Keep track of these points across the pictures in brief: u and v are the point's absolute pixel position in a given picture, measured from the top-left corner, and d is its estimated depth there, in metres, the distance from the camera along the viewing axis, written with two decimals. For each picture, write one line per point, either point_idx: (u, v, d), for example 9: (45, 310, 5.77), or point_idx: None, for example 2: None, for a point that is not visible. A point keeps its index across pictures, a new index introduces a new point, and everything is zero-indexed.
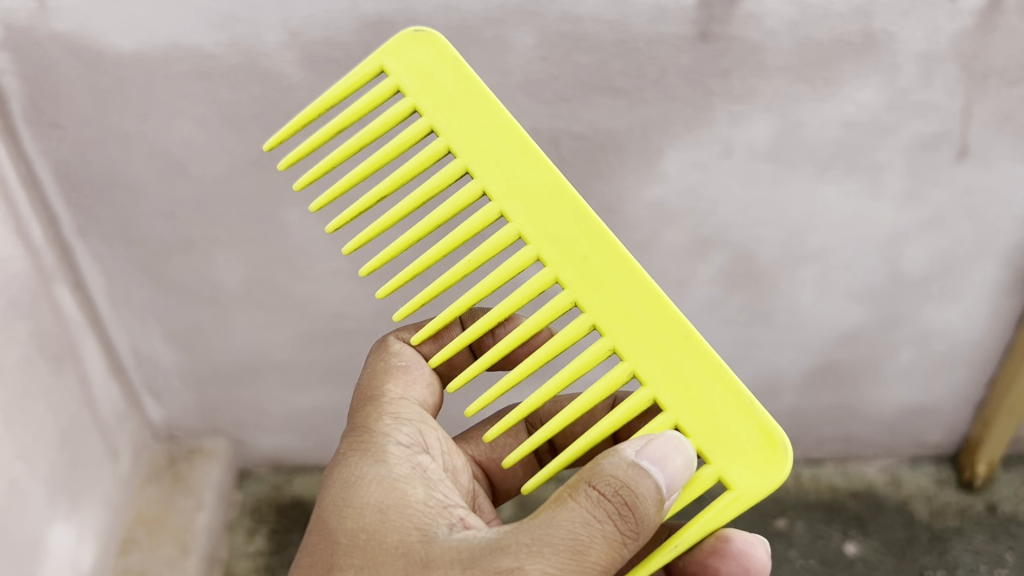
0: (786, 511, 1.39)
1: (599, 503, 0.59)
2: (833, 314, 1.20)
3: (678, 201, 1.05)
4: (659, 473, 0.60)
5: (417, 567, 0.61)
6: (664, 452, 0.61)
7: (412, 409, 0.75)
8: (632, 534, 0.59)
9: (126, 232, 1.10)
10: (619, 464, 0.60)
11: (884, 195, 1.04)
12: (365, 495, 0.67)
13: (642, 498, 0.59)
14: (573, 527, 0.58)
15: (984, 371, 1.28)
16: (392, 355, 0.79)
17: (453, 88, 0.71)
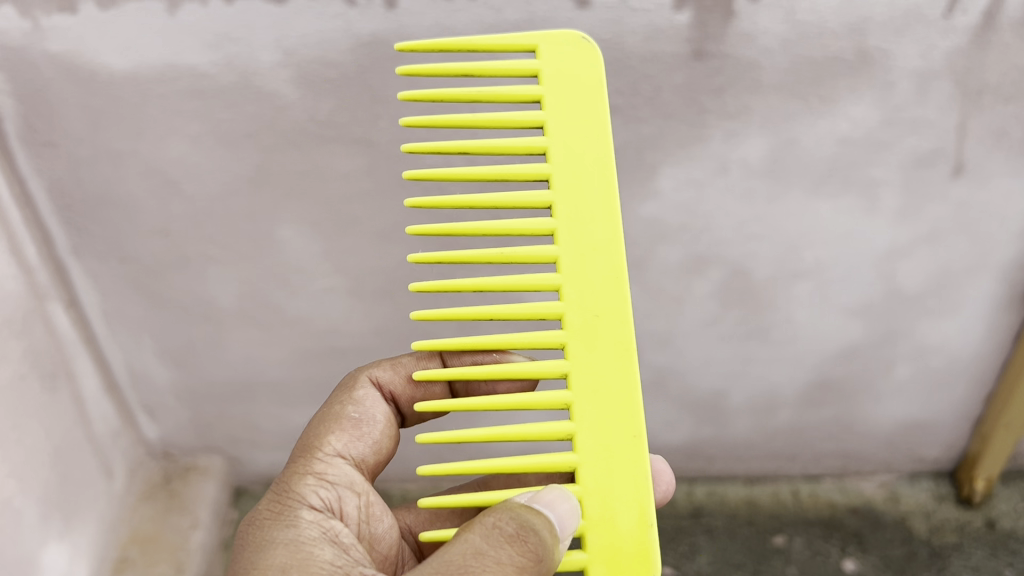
0: (784, 527, 1.39)
1: (497, 540, 0.61)
2: (830, 329, 1.19)
3: (672, 218, 1.05)
4: (549, 512, 0.63)
5: None
6: (553, 498, 0.64)
7: (341, 472, 0.76)
8: (527, 563, 0.61)
9: (120, 250, 1.09)
10: (510, 505, 0.64)
11: (880, 211, 1.04)
12: (270, 556, 0.67)
13: (531, 528, 0.61)
14: (464, 556, 0.60)
15: (981, 385, 1.28)
16: (350, 404, 0.81)
17: (587, 107, 0.71)
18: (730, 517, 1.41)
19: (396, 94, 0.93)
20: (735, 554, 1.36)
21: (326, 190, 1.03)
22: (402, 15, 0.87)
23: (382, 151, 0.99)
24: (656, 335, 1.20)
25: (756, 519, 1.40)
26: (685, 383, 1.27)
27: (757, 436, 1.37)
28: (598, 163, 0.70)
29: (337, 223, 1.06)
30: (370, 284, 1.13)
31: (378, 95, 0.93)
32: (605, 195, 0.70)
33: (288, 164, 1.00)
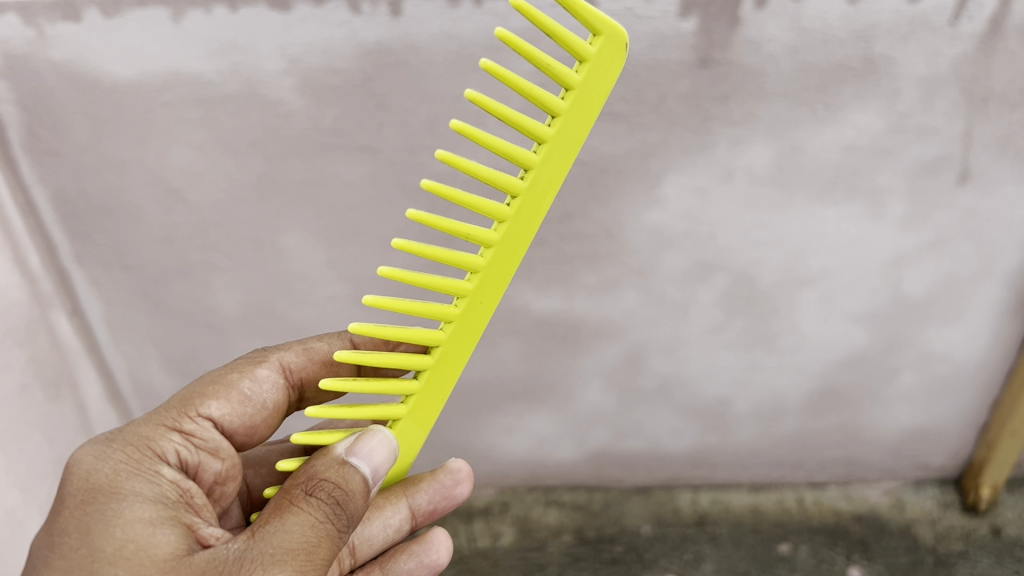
0: (789, 535, 1.39)
1: (317, 504, 0.66)
2: (836, 336, 1.19)
3: (678, 225, 1.05)
4: (365, 465, 0.70)
5: None
6: (371, 449, 0.71)
7: (210, 437, 0.76)
8: (344, 526, 0.67)
9: (124, 258, 1.09)
10: (330, 466, 0.69)
11: (885, 218, 1.04)
12: (134, 507, 0.64)
13: (350, 490, 0.68)
14: (302, 529, 0.63)
15: (987, 392, 1.28)
16: (247, 380, 0.81)
17: (582, 127, 0.68)
18: (734, 525, 1.41)
19: (401, 102, 0.93)
20: (739, 562, 1.36)
21: (331, 199, 1.02)
22: (407, 23, 0.87)
23: (387, 159, 0.98)
24: (661, 342, 1.20)
25: (761, 527, 1.40)
26: (690, 390, 1.27)
27: (762, 443, 1.37)
28: (551, 190, 0.70)
29: (342, 232, 1.06)
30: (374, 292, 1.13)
31: (383, 103, 0.93)
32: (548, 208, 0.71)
33: (293, 172, 1.00)
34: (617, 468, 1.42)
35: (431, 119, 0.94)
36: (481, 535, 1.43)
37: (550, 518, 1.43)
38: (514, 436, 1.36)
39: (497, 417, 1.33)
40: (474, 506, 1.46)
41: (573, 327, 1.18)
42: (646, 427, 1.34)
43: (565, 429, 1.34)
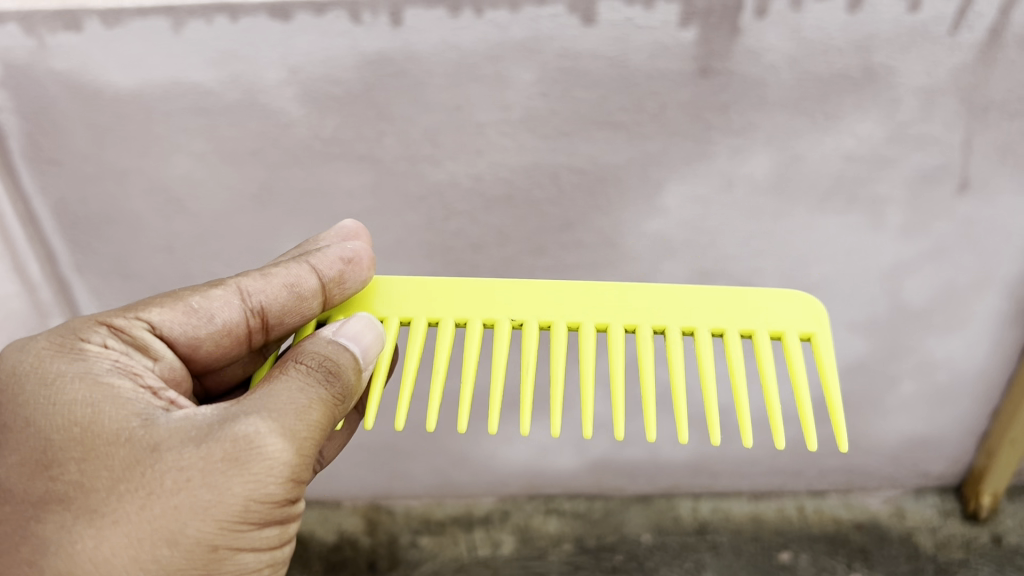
0: (789, 544, 1.39)
1: (312, 376, 0.69)
2: (837, 345, 1.19)
3: (678, 234, 1.05)
4: (354, 346, 0.73)
5: (146, 451, 0.64)
6: (356, 331, 0.74)
7: (139, 332, 0.76)
8: (339, 394, 0.70)
9: (124, 267, 1.09)
10: (320, 344, 0.72)
11: (885, 227, 1.04)
12: (67, 389, 0.67)
13: (342, 366, 0.71)
14: (292, 393, 0.67)
15: (987, 400, 1.28)
16: (198, 294, 0.80)
17: (741, 300, 0.80)
18: (734, 533, 1.41)
19: (402, 111, 0.93)
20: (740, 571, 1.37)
21: (331, 208, 1.02)
22: (407, 32, 0.87)
23: (387, 168, 0.98)
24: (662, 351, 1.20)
25: (762, 535, 1.41)
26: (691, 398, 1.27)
27: (762, 452, 1.37)
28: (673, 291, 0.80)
29: None
30: None
31: (384, 112, 0.93)
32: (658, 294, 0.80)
33: (293, 181, 1.00)
34: (617, 477, 1.43)
35: (431, 128, 0.94)
36: (482, 543, 1.43)
37: (550, 525, 1.44)
38: (514, 444, 1.36)
39: (498, 425, 1.33)
40: (474, 514, 1.47)
41: None
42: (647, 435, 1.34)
43: (565, 437, 1.34)
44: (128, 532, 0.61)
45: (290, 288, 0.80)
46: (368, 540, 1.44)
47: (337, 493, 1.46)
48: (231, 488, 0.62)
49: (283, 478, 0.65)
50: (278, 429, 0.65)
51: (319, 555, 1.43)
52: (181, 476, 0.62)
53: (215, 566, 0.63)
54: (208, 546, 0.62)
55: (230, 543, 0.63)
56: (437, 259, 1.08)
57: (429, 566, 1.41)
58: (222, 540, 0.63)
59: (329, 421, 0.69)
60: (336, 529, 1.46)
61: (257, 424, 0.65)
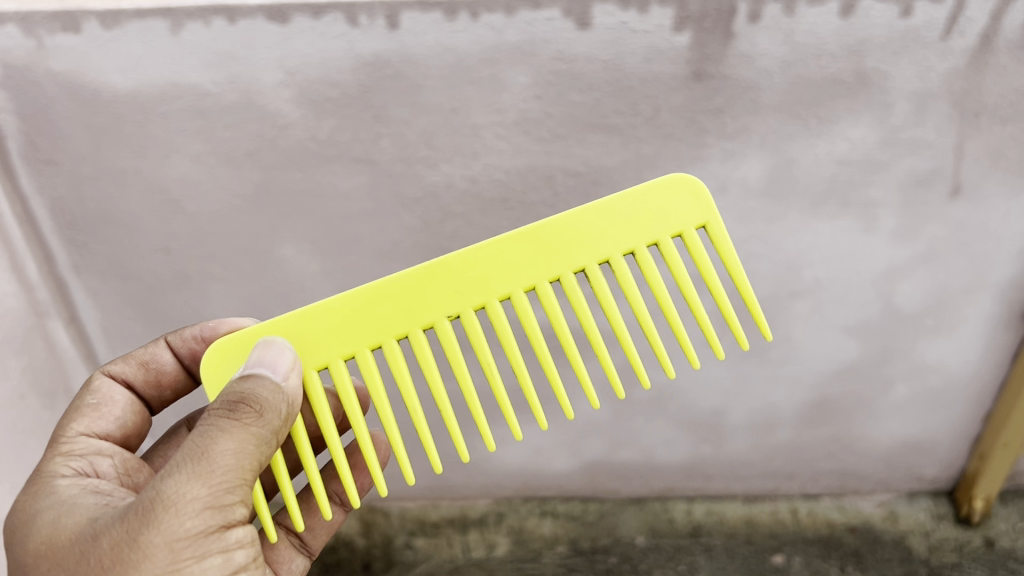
0: (783, 546, 1.40)
1: (214, 415, 0.67)
2: (831, 348, 1.20)
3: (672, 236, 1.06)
4: (263, 370, 0.68)
5: (88, 539, 0.66)
6: (265, 353, 0.70)
7: (83, 444, 0.84)
8: (250, 424, 0.67)
9: (120, 267, 1.10)
10: (230, 385, 0.68)
11: (877, 230, 1.05)
12: (40, 514, 0.72)
13: (246, 396, 0.67)
14: (195, 441, 0.65)
15: (980, 403, 1.28)
16: (90, 392, 0.90)
17: (619, 214, 0.74)
18: (728, 536, 1.43)
19: (398, 113, 0.94)
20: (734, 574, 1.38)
21: (327, 210, 1.03)
22: (403, 35, 0.88)
23: (383, 170, 0.99)
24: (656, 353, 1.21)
25: (755, 538, 1.42)
26: (684, 401, 1.28)
27: (756, 455, 1.38)
28: (561, 227, 0.74)
29: (340, 242, 1.07)
30: None
31: (380, 114, 0.94)
32: (550, 239, 0.73)
33: (290, 183, 1.00)
34: (612, 480, 1.43)
35: (427, 130, 0.95)
36: (476, 545, 1.44)
37: (545, 527, 1.44)
38: (509, 446, 1.37)
39: (493, 427, 1.33)
40: (468, 516, 1.47)
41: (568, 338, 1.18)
42: (641, 438, 1.35)
43: (560, 439, 1.35)
44: None
45: (150, 357, 0.94)
46: (363, 542, 1.45)
47: None
48: (150, 540, 0.62)
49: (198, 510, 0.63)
50: (180, 475, 0.64)
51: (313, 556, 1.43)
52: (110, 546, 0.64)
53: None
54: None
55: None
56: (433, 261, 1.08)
57: (424, 568, 1.42)
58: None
59: (246, 446, 0.66)
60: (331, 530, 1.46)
61: (162, 482, 0.64)
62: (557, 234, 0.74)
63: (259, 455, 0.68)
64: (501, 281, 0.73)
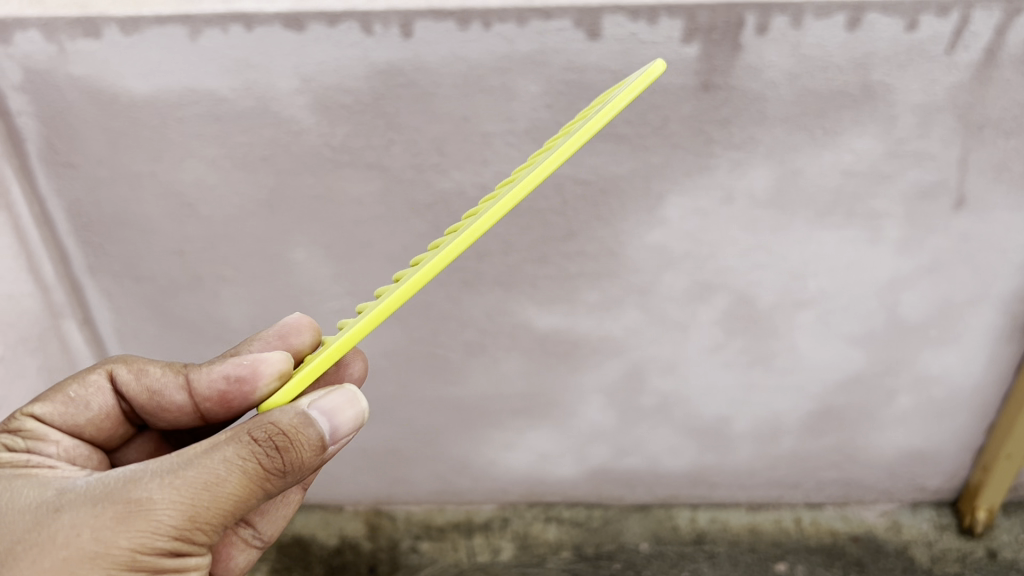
0: (786, 555, 1.41)
1: (249, 444, 0.63)
2: (835, 357, 1.21)
3: (679, 245, 1.07)
4: (324, 421, 0.65)
5: (49, 512, 0.62)
6: (335, 405, 0.66)
7: (30, 427, 0.77)
8: (276, 471, 0.64)
9: (135, 270, 1.12)
10: (285, 416, 0.64)
11: (883, 241, 1.06)
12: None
13: (294, 444, 0.63)
14: (212, 464, 0.62)
15: (984, 415, 1.29)
16: (74, 382, 0.82)
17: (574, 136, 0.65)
18: (732, 544, 1.43)
19: (410, 120, 0.95)
20: None
21: (339, 214, 1.05)
22: (417, 44, 0.89)
23: (395, 176, 1.01)
24: (662, 361, 1.22)
25: (758, 546, 1.42)
26: (689, 408, 1.30)
27: (760, 463, 1.39)
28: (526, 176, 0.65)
29: (351, 247, 1.09)
30: None
31: (393, 121, 0.95)
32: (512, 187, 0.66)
33: (303, 187, 1.02)
34: (616, 485, 1.45)
35: (438, 137, 0.97)
36: (481, 549, 1.44)
37: (550, 532, 1.46)
38: (514, 451, 1.38)
39: (498, 433, 1.34)
40: (474, 520, 1.48)
41: (574, 345, 1.19)
42: (645, 445, 1.36)
43: (565, 445, 1.37)
44: None
45: (160, 387, 0.83)
46: (369, 545, 1.46)
47: (339, 498, 1.48)
48: (117, 541, 0.60)
49: (173, 534, 0.61)
50: (178, 494, 0.61)
51: (320, 558, 1.44)
52: (74, 524, 0.60)
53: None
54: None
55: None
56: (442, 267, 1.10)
57: (429, 571, 1.42)
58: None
59: (256, 492, 0.64)
60: (338, 533, 1.47)
61: (155, 490, 0.61)
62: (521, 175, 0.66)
63: (259, 498, 0.65)
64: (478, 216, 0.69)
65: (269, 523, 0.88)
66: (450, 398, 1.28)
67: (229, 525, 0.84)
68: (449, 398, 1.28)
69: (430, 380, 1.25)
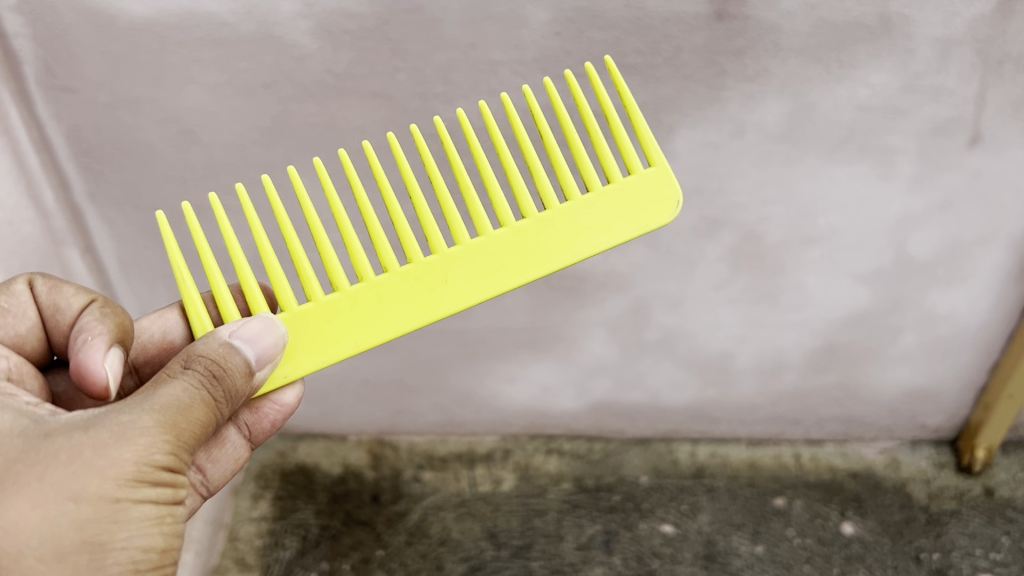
0: (785, 490, 1.42)
1: (197, 373, 0.70)
2: (842, 295, 1.20)
3: (687, 179, 1.05)
4: (247, 349, 0.72)
5: (38, 441, 0.65)
6: (256, 333, 0.73)
7: None
8: (225, 397, 0.71)
9: (137, 197, 1.10)
10: (216, 345, 0.72)
11: (894, 178, 1.04)
12: None
13: (232, 369, 0.71)
14: (176, 392, 0.68)
15: (987, 355, 1.29)
16: (3, 294, 0.83)
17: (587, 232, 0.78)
18: (731, 478, 1.44)
19: (414, 47, 0.93)
20: (735, 514, 1.40)
21: (343, 143, 1.03)
22: None
23: (399, 105, 0.98)
24: (666, 297, 1.21)
25: (758, 481, 1.44)
26: (693, 343, 1.29)
27: (762, 399, 1.40)
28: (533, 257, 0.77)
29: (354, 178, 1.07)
30: None
31: (397, 48, 0.93)
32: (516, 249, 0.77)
33: (305, 115, 1.00)
34: (618, 419, 1.46)
35: (444, 65, 0.94)
36: (483, 480, 1.46)
37: (551, 465, 1.47)
38: (517, 385, 1.39)
39: (502, 366, 1.34)
40: (476, 452, 1.50)
41: (579, 279, 1.19)
42: (648, 379, 1.37)
43: (568, 378, 1.37)
44: (31, 499, 0.62)
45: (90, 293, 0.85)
46: (372, 474, 1.47)
47: (342, 428, 1.49)
48: (122, 454, 0.64)
49: (167, 452, 0.66)
50: (162, 416, 0.66)
51: (324, 487, 1.45)
52: (68, 446, 0.64)
53: (121, 520, 0.64)
54: (111, 498, 0.64)
55: (131, 498, 0.64)
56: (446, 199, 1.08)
57: (432, 501, 1.44)
58: (121, 493, 0.64)
59: (214, 417, 0.70)
60: (341, 462, 1.48)
61: (141, 413, 0.66)
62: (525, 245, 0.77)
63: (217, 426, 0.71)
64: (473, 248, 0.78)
65: (217, 468, 0.93)
66: (455, 332, 1.28)
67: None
68: (452, 332, 1.28)
69: None
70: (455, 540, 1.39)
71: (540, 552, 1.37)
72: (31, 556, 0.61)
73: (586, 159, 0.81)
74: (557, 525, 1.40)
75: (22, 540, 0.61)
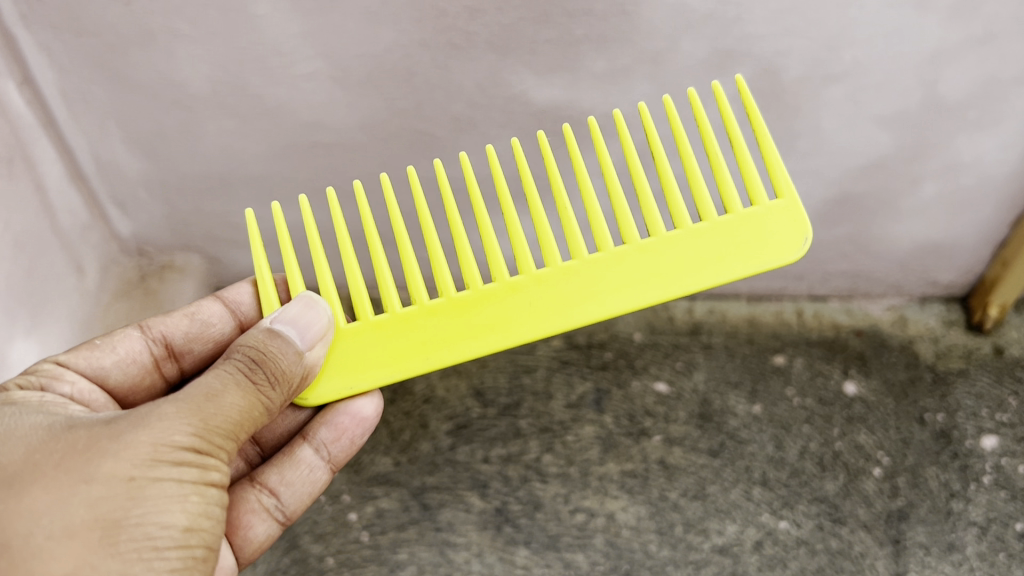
0: (785, 347, 1.40)
1: (236, 363, 0.80)
2: (861, 139, 1.10)
3: (700, 4, 0.92)
4: (289, 328, 0.81)
5: (69, 428, 0.77)
6: (300, 316, 0.82)
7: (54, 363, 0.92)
8: (264, 381, 0.79)
9: (75, 20, 0.97)
10: (257, 336, 0.81)
11: (932, 7, 0.92)
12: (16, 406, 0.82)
13: (269, 353, 0.80)
14: (209, 380, 0.78)
15: (1010, 209, 1.20)
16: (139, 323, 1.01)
17: (696, 263, 0.81)
18: (730, 335, 1.42)
19: None
20: (733, 373, 1.39)
21: None
22: None
23: None
24: (669, 141, 1.11)
25: (757, 338, 1.41)
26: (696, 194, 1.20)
27: None
28: (634, 283, 0.81)
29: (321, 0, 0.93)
30: (358, 73, 1.02)
31: None
32: (616, 274, 0.82)
33: None
34: None
35: None
36: None
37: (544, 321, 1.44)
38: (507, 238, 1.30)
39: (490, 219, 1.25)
40: None
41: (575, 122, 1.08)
42: None
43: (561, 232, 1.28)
44: (46, 482, 0.72)
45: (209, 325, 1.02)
46: None
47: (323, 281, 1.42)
48: (137, 437, 0.74)
49: (190, 433, 0.75)
50: (188, 401, 0.76)
51: None
52: (107, 431, 0.75)
53: (137, 497, 0.72)
54: (126, 477, 0.72)
55: (147, 477, 0.73)
56: (427, 26, 0.95)
57: None
58: (137, 473, 0.72)
59: (254, 403, 0.79)
60: None
61: (167, 403, 0.76)
62: (632, 272, 0.81)
63: (261, 414, 0.80)
64: (576, 269, 0.82)
65: (291, 491, 1.00)
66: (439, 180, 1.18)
67: (248, 494, 0.98)
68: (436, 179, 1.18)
69: (415, 157, 1.14)
70: (438, 397, 1.39)
71: (527, 411, 1.37)
72: (38, 531, 0.70)
73: (702, 187, 0.85)
74: (546, 383, 1.39)
75: (33, 521, 0.70)
